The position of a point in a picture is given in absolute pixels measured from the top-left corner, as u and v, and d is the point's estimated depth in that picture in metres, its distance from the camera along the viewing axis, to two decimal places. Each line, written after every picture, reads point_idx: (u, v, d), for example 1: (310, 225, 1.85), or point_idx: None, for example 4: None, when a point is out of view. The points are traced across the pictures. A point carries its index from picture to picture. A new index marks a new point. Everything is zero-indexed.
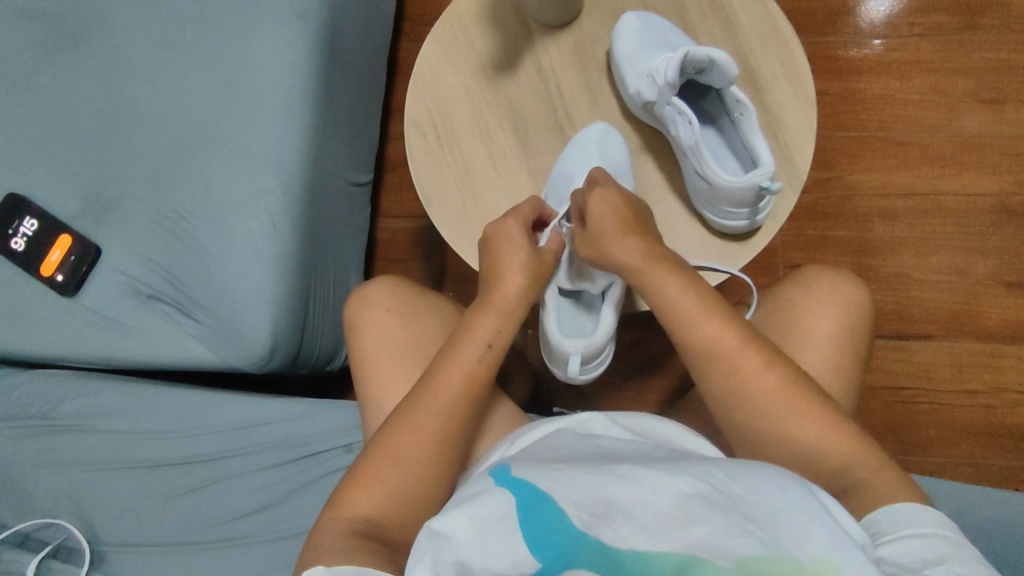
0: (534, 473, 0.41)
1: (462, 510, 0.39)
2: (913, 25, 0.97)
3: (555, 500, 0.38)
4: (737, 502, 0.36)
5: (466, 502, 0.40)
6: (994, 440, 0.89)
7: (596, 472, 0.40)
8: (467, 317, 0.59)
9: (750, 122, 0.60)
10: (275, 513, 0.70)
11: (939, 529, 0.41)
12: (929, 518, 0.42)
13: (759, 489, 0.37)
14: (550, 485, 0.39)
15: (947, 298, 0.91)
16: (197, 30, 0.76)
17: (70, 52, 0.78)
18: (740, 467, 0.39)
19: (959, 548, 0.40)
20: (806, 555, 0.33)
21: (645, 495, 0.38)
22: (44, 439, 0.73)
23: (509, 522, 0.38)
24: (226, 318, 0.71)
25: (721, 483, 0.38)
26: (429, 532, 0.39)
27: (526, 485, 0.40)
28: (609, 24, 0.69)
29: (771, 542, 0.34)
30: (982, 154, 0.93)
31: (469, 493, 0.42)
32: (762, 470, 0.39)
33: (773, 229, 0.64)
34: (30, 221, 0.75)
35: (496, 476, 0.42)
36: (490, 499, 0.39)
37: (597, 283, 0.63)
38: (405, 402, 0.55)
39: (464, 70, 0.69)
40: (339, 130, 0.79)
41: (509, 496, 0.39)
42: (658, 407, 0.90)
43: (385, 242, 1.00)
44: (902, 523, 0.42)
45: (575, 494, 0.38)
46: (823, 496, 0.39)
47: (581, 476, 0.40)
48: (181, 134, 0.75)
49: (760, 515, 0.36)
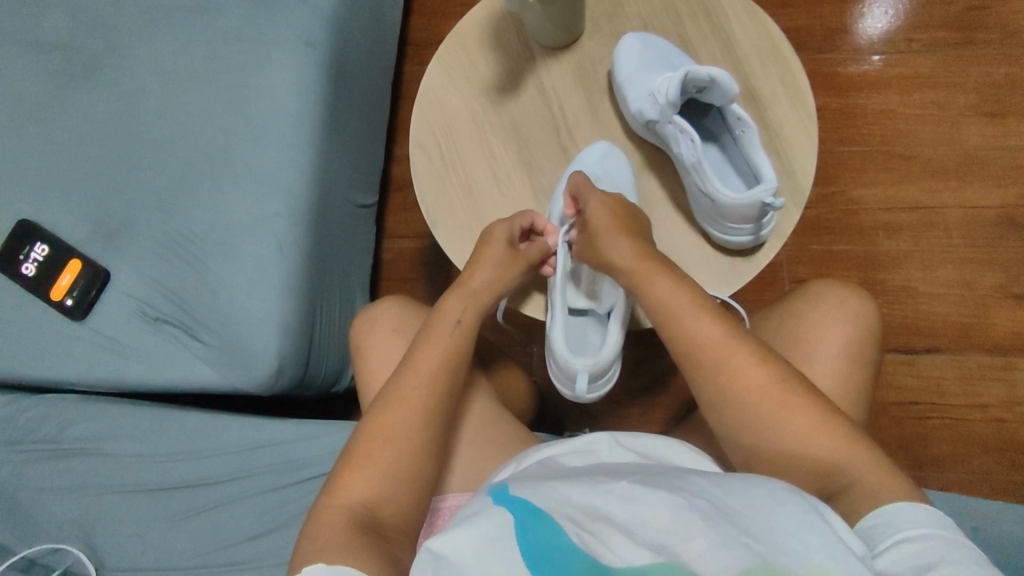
0: (531, 491, 0.41)
1: (460, 529, 0.38)
2: (911, 42, 0.98)
3: (553, 520, 0.37)
4: (733, 517, 0.37)
5: (465, 521, 0.39)
6: (1007, 455, 0.87)
7: (593, 492, 0.40)
8: (450, 309, 0.60)
9: (751, 139, 0.60)
10: (279, 537, 0.70)
11: (937, 529, 0.40)
12: (926, 518, 0.41)
13: (757, 504, 0.38)
14: (548, 504, 0.39)
15: (956, 311, 0.91)
16: (207, 58, 0.78)
17: (84, 82, 0.80)
18: (736, 485, 0.40)
19: (954, 547, 0.39)
20: (804, 567, 0.33)
21: (642, 512, 0.38)
22: (52, 463, 0.73)
23: (506, 540, 0.36)
24: (232, 340, 0.71)
25: (717, 500, 0.38)
26: (430, 554, 0.37)
27: (524, 504, 0.39)
28: (610, 46, 0.70)
29: (766, 554, 0.34)
30: (984, 166, 0.94)
31: (467, 513, 0.41)
32: (756, 486, 0.40)
33: (772, 251, 0.64)
34: (42, 246, 0.76)
35: (496, 495, 0.41)
36: (488, 518, 0.38)
37: (605, 302, 0.65)
38: (394, 392, 0.54)
39: (468, 92, 0.70)
40: (344, 153, 0.80)
41: (506, 515, 0.38)
42: (666, 426, 0.90)
43: (390, 261, 1.01)
44: (895, 526, 0.42)
45: (572, 513, 0.38)
46: (822, 504, 0.40)
47: (579, 496, 0.40)
48: (191, 158, 0.76)
49: (756, 530, 0.36)
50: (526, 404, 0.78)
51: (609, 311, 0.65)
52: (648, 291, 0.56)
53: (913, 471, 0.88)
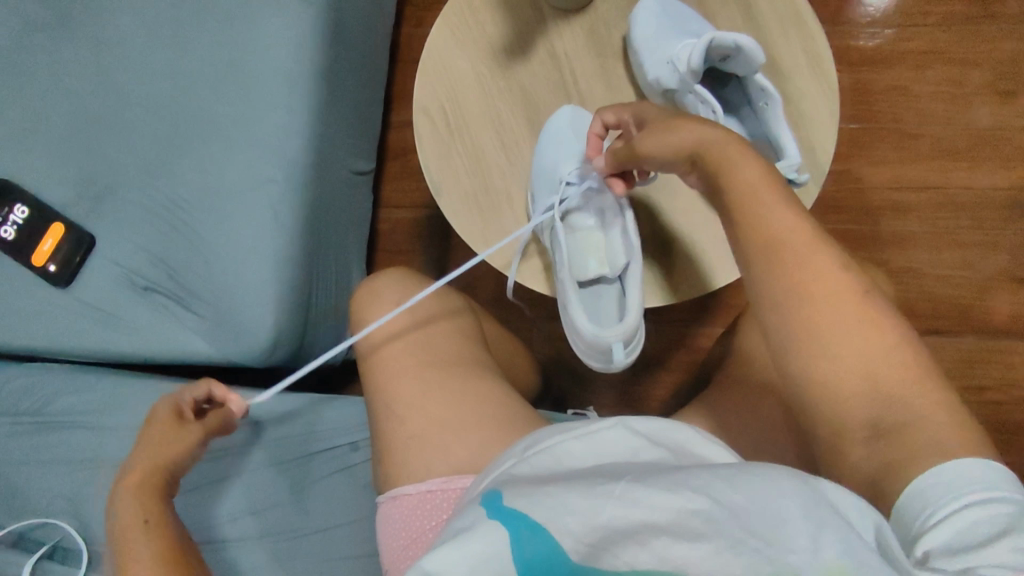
0: (526, 501, 0.38)
1: (454, 546, 0.36)
2: (926, 15, 0.95)
3: (549, 532, 0.35)
4: (738, 516, 0.33)
5: (457, 536, 0.37)
6: (1003, 436, 0.88)
7: (590, 496, 0.36)
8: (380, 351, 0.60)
9: (775, 112, 0.58)
10: (276, 514, 0.68)
11: (1000, 490, 0.38)
12: (988, 477, 0.39)
13: (764, 500, 0.34)
14: (545, 514, 0.36)
15: (959, 293, 0.91)
16: (194, 10, 0.73)
17: (63, 34, 0.75)
18: (740, 478, 0.37)
19: (1022, 514, 0.37)
20: (817, 570, 0.31)
21: (644, 516, 0.34)
22: (39, 435, 0.71)
23: (502, 558, 0.35)
24: (226, 311, 0.69)
25: (721, 496, 0.35)
26: (419, 572, 0.35)
27: (519, 515, 0.36)
28: (625, 10, 0.67)
29: (777, 558, 0.31)
30: (995, 147, 0.92)
31: (459, 526, 0.39)
32: (761, 478, 0.36)
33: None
34: (21, 208, 0.72)
35: (489, 506, 0.39)
36: (483, 533, 0.36)
37: (615, 265, 0.62)
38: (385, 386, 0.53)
39: (476, 55, 0.67)
40: (342, 116, 0.77)
41: (500, 529, 0.36)
42: (667, 404, 0.89)
43: (387, 232, 0.98)
44: (955, 486, 0.39)
45: (571, 525, 0.35)
46: (826, 488, 0.36)
47: (576, 502, 0.36)
48: (180, 118, 0.72)
49: (764, 529, 0.33)
50: (530, 381, 0.76)
51: (621, 272, 0.63)
52: None
53: None
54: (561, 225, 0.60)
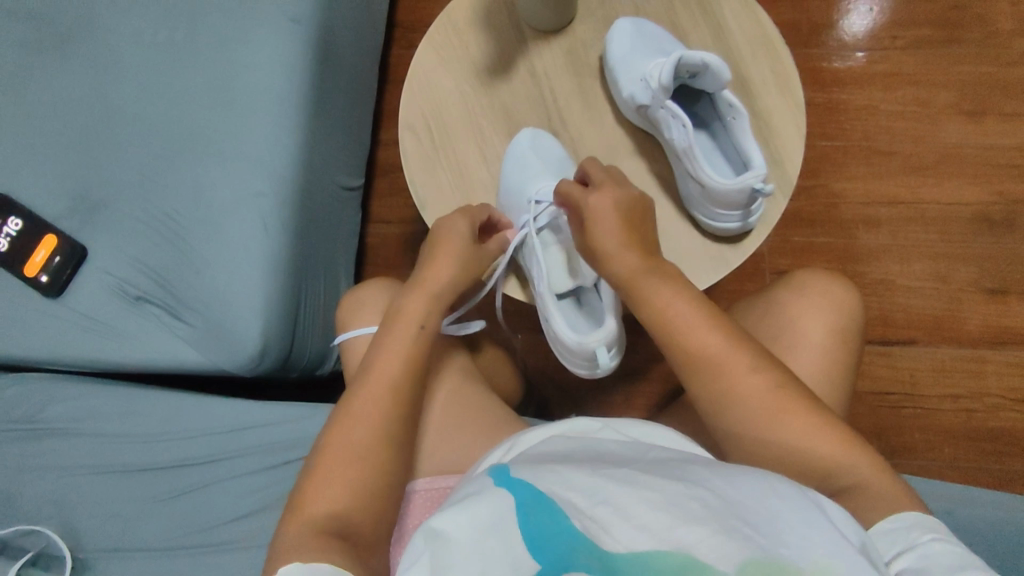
0: (534, 475, 0.39)
1: (460, 508, 0.37)
2: (894, 39, 0.99)
3: (554, 501, 0.36)
4: (735, 509, 0.35)
5: (462, 502, 0.37)
6: (977, 442, 0.90)
7: (597, 476, 0.38)
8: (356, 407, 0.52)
9: (742, 126, 0.61)
10: (261, 519, 0.68)
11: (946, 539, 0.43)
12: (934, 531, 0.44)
13: (760, 496, 0.37)
14: (551, 488, 0.37)
15: (932, 304, 0.93)
16: (190, 31, 0.76)
17: (60, 54, 0.77)
18: (736, 476, 0.39)
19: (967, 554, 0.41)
20: (807, 561, 0.32)
21: (646, 494, 0.36)
22: (26, 443, 0.72)
23: (506, 523, 0.35)
24: (214, 321, 0.70)
25: (721, 491, 0.37)
26: (427, 532, 0.36)
27: (525, 486, 0.38)
28: (601, 31, 0.70)
29: (770, 548, 0.33)
30: (963, 164, 0.96)
31: (465, 493, 0.40)
32: (758, 480, 0.38)
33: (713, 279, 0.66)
34: (16, 220, 0.73)
35: (495, 476, 0.40)
36: (488, 497, 0.37)
37: (591, 277, 0.65)
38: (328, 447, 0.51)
39: (459, 73, 0.69)
40: (331, 133, 0.79)
41: (507, 497, 0.37)
42: (649, 414, 0.91)
43: (375, 246, 1.00)
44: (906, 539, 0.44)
45: (575, 499, 0.36)
46: (823, 500, 0.39)
47: (583, 479, 0.38)
48: (173, 133, 0.74)
49: (758, 521, 0.34)
50: (514, 389, 0.78)
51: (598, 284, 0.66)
52: (655, 289, 0.56)
53: (888, 459, 0.90)
54: (536, 239, 0.63)
